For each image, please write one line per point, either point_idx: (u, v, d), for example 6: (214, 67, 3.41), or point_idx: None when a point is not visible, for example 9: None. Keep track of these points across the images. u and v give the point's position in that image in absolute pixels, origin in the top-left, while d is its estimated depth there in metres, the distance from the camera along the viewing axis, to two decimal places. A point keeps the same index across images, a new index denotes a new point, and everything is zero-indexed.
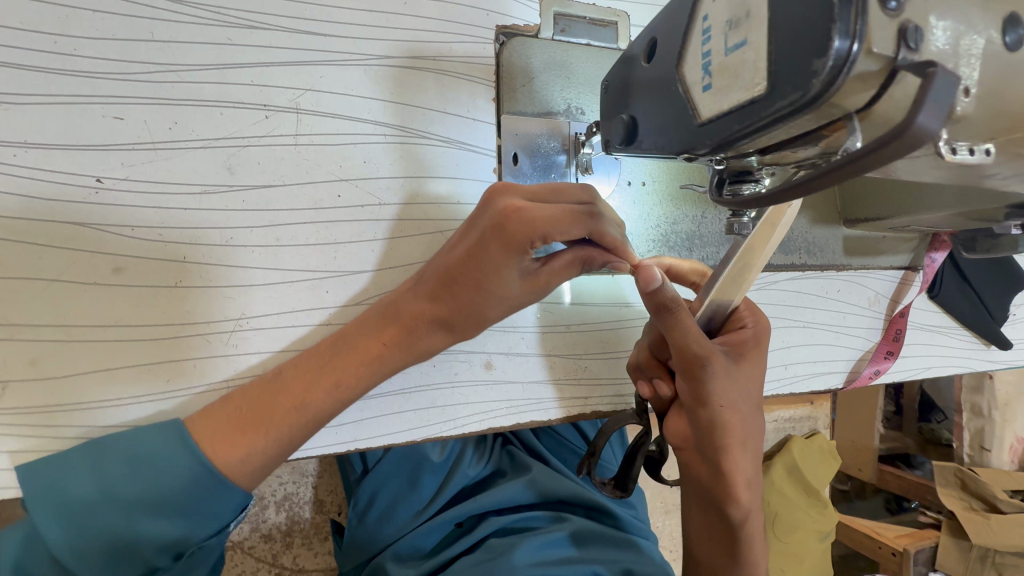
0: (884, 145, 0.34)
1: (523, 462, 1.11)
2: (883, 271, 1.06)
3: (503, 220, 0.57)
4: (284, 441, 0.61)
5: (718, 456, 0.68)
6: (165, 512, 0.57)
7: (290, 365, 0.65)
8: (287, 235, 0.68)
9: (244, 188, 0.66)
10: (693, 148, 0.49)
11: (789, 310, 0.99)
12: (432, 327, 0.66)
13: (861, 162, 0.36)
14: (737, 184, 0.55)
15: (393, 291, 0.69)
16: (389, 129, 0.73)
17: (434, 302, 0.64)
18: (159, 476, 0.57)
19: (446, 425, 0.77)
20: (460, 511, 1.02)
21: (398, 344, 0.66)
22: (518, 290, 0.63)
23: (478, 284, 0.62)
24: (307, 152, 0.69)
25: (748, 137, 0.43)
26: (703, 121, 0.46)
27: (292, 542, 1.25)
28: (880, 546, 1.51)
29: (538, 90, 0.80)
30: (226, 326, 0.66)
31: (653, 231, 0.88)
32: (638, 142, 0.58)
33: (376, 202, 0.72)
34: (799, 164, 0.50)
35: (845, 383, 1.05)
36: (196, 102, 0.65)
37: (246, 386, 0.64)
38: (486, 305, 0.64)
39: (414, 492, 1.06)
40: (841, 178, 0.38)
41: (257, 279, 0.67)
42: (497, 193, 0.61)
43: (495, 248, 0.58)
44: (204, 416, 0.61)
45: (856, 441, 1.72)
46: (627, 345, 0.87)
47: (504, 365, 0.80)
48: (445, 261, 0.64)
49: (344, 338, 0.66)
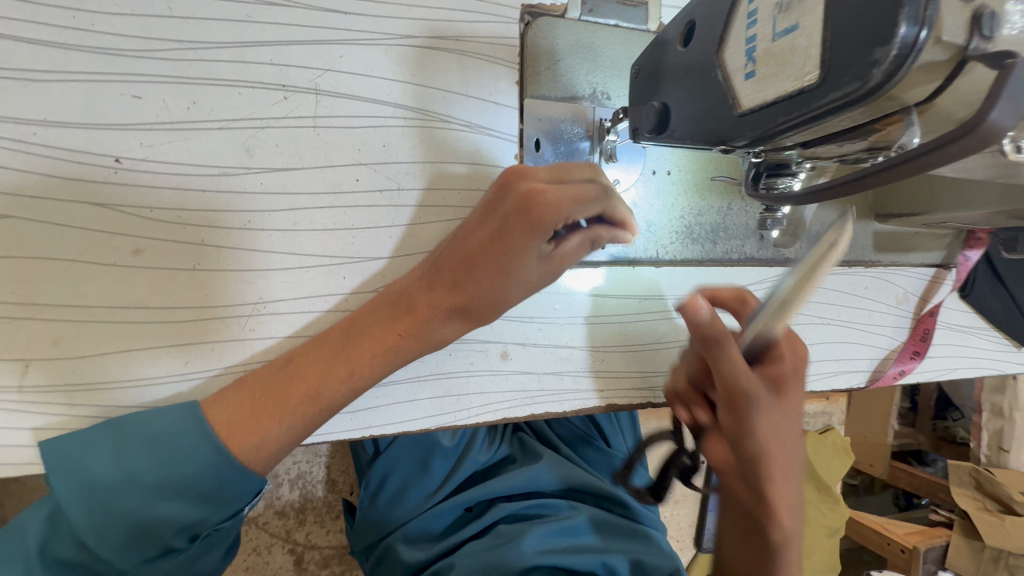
0: (948, 144, 0.33)
1: (536, 450, 1.12)
2: (914, 268, 1.02)
3: (529, 205, 0.55)
4: (298, 428, 0.61)
5: (763, 493, 0.61)
6: (183, 495, 0.57)
7: (301, 352, 0.64)
8: (305, 219, 0.67)
9: (262, 171, 0.65)
10: (731, 139, 0.47)
11: (813, 307, 0.96)
12: (450, 315, 0.65)
13: (923, 159, 0.35)
14: (774, 179, 0.54)
15: (400, 279, 0.68)
16: (408, 112, 0.71)
17: (455, 289, 0.63)
18: (180, 459, 0.57)
19: (460, 413, 0.77)
20: (470, 496, 1.03)
21: (413, 332, 0.65)
22: (537, 273, 0.63)
23: (500, 268, 0.61)
24: (325, 135, 0.67)
25: (796, 129, 0.41)
26: (744, 112, 0.44)
27: (304, 520, 1.28)
28: (890, 542, 1.49)
29: (562, 73, 0.77)
30: (243, 311, 0.66)
31: (676, 223, 0.85)
32: (670, 131, 0.55)
33: (395, 187, 0.71)
34: (841, 159, 0.48)
35: (867, 382, 1.02)
36: (215, 81, 0.63)
37: (258, 372, 0.64)
38: (506, 289, 0.63)
39: (424, 474, 1.06)
40: (902, 174, 0.38)
41: (274, 263, 0.67)
42: (514, 175, 0.58)
43: (520, 230, 0.57)
44: (219, 401, 0.61)
45: (870, 436, 1.69)
46: (646, 339, 0.85)
47: (520, 355, 0.79)
48: (463, 248, 0.62)
49: (358, 326, 0.65)
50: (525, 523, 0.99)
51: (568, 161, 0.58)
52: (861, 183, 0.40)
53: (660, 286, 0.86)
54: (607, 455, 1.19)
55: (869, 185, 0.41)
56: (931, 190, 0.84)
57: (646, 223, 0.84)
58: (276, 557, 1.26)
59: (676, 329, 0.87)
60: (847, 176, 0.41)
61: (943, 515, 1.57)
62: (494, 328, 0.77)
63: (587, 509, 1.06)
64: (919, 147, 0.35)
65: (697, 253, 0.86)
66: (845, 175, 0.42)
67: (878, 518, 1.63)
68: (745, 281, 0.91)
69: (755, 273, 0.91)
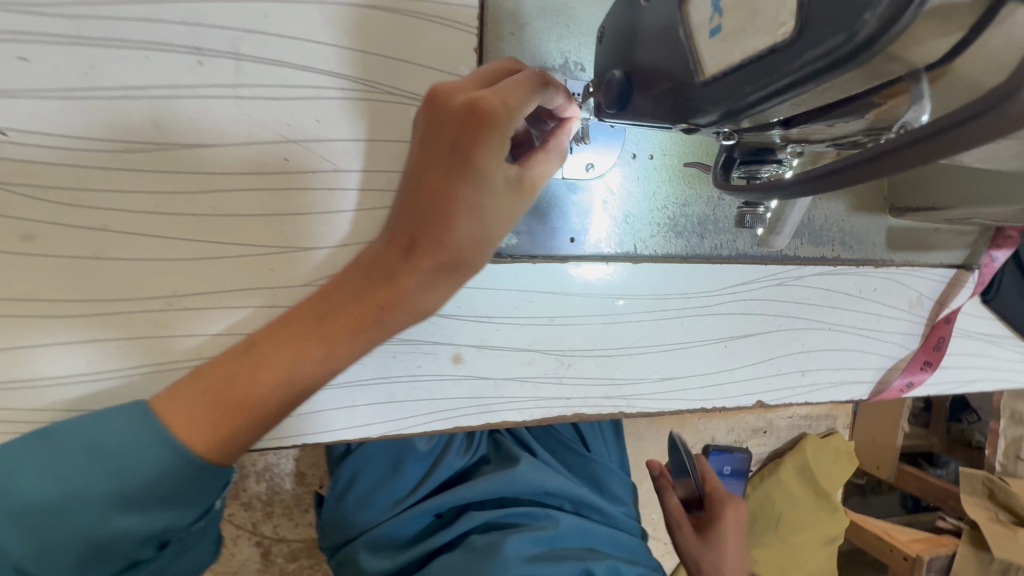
0: (993, 109, 0.26)
1: (512, 456, 1.04)
2: (933, 269, 0.92)
3: (474, 113, 0.49)
4: (271, 420, 0.54)
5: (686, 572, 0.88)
6: (142, 504, 0.51)
7: (267, 334, 0.56)
8: (226, 204, 0.60)
9: (176, 146, 0.57)
10: (694, 116, 0.38)
11: (813, 310, 0.86)
12: (434, 278, 0.54)
13: (954, 134, 0.28)
14: (754, 166, 0.44)
15: (364, 255, 0.58)
16: (346, 81, 0.61)
17: (434, 247, 0.52)
18: (131, 466, 0.51)
19: (406, 421, 0.70)
20: (441, 501, 0.96)
21: (387, 301, 0.55)
22: (511, 201, 0.53)
23: (477, 204, 0.51)
24: (248, 107, 0.59)
25: (768, 100, 0.32)
26: (707, 80, 0.35)
27: (272, 512, 1.23)
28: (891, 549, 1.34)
29: (529, 40, 0.68)
30: (155, 305, 0.59)
31: (657, 214, 0.77)
32: (632, 105, 0.46)
33: (331, 168, 0.62)
34: (834, 144, 0.39)
35: (870, 395, 0.93)
36: (116, 42, 0.55)
37: (214, 363, 0.56)
38: (482, 230, 0.52)
39: (394, 479, 1.00)
40: (922, 159, 0.30)
41: (193, 252, 0.59)
42: (440, 95, 0.52)
43: (478, 144, 0.49)
44: (171, 397, 0.54)
45: (877, 440, 1.53)
46: (620, 342, 0.77)
47: (475, 358, 0.71)
48: (426, 200, 0.52)
49: (326, 305, 0.56)
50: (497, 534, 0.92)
51: (487, 73, 0.56)
52: (872, 170, 0.32)
53: (637, 286, 0.77)
54: (584, 459, 1.13)
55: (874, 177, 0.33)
56: (956, 183, 0.73)
57: (623, 214, 0.75)
58: (244, 549, 1.23)
59: (655, 332, 0.78)
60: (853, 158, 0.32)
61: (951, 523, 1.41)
62: (446, 329, 0.70)
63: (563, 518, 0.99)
64: (952, 114, 0.28)
65: (681, 248, 0.78)
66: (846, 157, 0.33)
67: (880, 523, 1.49)
68: (736, 280, 0.81)
69: (748, 272, 0.82)
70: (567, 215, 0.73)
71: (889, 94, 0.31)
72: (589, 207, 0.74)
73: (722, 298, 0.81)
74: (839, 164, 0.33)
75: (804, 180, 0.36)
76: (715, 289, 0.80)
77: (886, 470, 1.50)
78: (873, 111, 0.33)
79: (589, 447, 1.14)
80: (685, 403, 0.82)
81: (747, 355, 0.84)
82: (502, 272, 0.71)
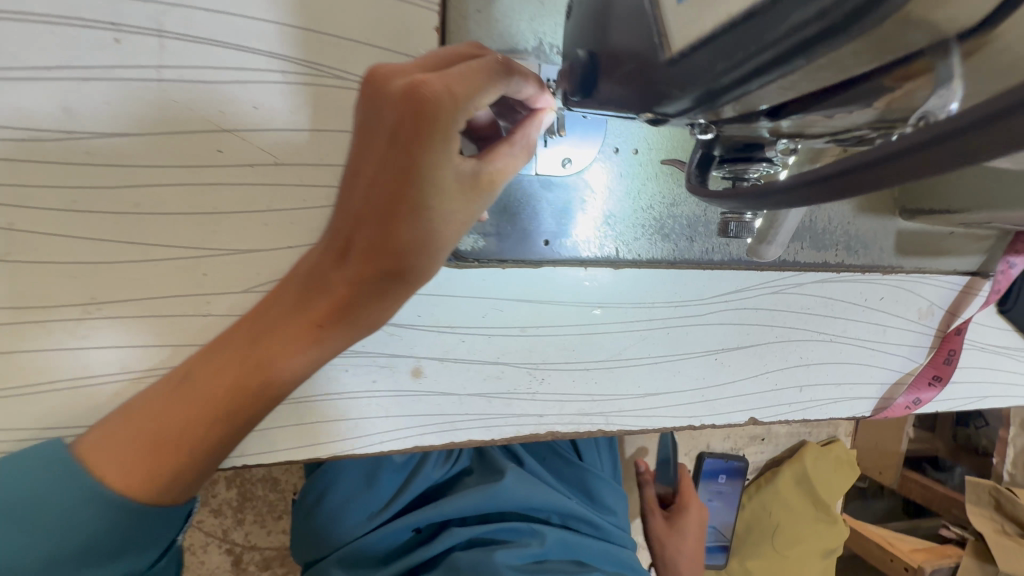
0: (1021, 111, 0.20)
1: (499, 466, 0.91)
2: (945, 276, 0.84)
3: (412, 107, 0.41)
4: (211, 454, 0.50)
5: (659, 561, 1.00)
6: (90, 561, 0.48)
7: (200, 365, 0.51)
8: (149, 201, 0.53)
9: (97, 134, 0.51)
10: (661, 104, 0.32)
11: (813, 320, 0.79)
12: (377, 288, 0.48)
13: (972, 137, 0.22)
14: (740, 165, 0.37)
15: (304, 261, 0.52)
16: (288, 63, 0.55)
17: (374, 255, 0.46)
18: (71, 524, 0.47)
19: (359, 441, 0.64)
20: (419, 517, 0.84)
21: (330, 320, 0.49)
22: (464, 201, 0.45)
23: (420, 208, 0.44)
24: (173, 92, 0.52)
25: (761, 67, 0.25)
26: (672, 58, 0.28)
27: (243, 519, 1.16)
28: (891, 559, 1.22)
29: (499, 18, 0.61)
30: (73, 313, 0.53)
31: (642, 214, 0.70)
32: (597, 91, 0.39)
33: (271, 162, 0.56)
34: (832, 140, 0.32)
35: (872, 412, 0.86)
36: (17, 16, 0.48)
37: (147, 395, 0.52)
38: (430, 235, 0.45)
39: (366, 493, 0.87)
40: (930, 164, 0.24)
41: (115, 254, 0.53)
42: (378, 83, 0.44)
43: (416, 144, 0.42)
44: (100, 444, 0.50)
45: (881, 444, 1.39)
46: (598, 355, 0.71)
47: (436, 372, 0.65)
48: (362, 203, 0.45)
49: (267, 325, 0.51)
50: (482, 550, 0.81)
51: (440, 57, 0.47)
52: (867, 177, 0.26)
53: (618, 293, 0.70)
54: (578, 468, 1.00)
55: (873, 185, 0.26)
56: (973, 185, 0.65)
57: (604, 215, 0.69)
58: (214, 556, 1.16)
59: (637, 344, 0.72)
60: (844, 162, 0.26)
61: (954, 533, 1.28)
62: (404, 339, 0.64)
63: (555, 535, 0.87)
64: (967, 112, 0.21)
65: (668, 252, 0.71)
66: (836, 160, 0.26)
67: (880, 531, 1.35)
68: (727, 287, 0.74)
69: (742, 279, 0.75)
70: (542, 214, 0.66)
71: (900, 77, 0.25)
72: (566, 207, 0.67)
73: (713, 307, 0.74)
74: (827, 166, 0.27)
75: (795, 184, 0.29)
76: (705, 297, 0.73)
77: (889, 476, 1.38)
78: (880, 98, 0.26)
79: (581, 455, 1.01)
80: (670, 420, 0.76)
81: (739, 368, 0.77)
82: (467, 277, 0.64)
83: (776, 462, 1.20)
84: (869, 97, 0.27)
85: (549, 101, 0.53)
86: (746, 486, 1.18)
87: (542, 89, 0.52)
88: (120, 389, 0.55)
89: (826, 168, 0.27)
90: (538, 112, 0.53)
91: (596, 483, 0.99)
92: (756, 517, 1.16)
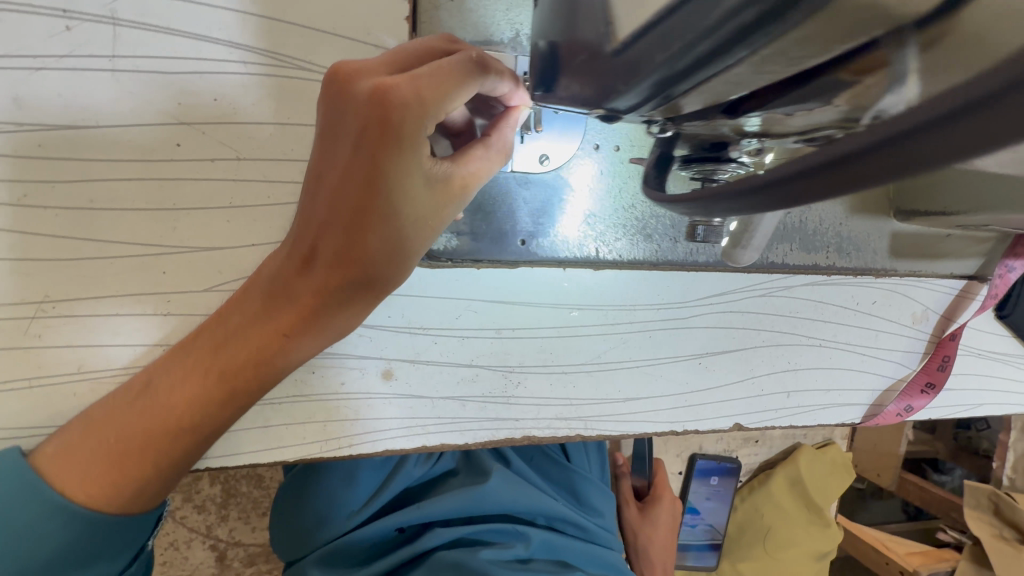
0: (986, 108, 0.18)
1: (485, 464, 0.81)
2: (940, 280, 0.82)
3: (380, 114, 0.39)
4: (179, 463, 0.49)
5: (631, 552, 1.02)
6: (56, 571, 0.46)
7: (163, 372, 0.49)
8: (105, 195, 0.52)
9: (33, 128, 0.50)
10: (613, 98, 0.33)
11: (803, 324, 0.77)
12: (344, 296, 0.47)
13: (933, 136, 0.20)
14: (708, 164, 0.36)
15: (268, 265, 0.50)
16: (248, 54, 0.54)
17: (342, 263, 0.44)
18: (32, 536, 0.45)
19: (326, 445, 0.62)
20: (401, 517, 0.74)
21: (298, 327, 0.48)
22: (435, 207, 0.44)
23: (389, 217, 0.42)
24: (128, 82, 0.52)
25: (700, 56, 0.24)
26: (618, 47, 0.28)
27: (227, 515, 0.96)
28: (887, 563, 1.17)
29: (472, 8, 0.60)
30: (26, 312, 0.51)
31: (622, 213, 0.68)
32: (557, 85, 0.39)
33: (232, 157, 0.55)
34: (801, 141, 0.30)
35: (864, 419, 0.83)
36: None
37: (105, 403, 0.50)
38: (400, 242, 0.44)
39: (344, 490, 0.76)
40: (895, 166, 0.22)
41: (67, 252, 0.52)
42: (344, 84, 0.41)
43: (385, 152, 0.40)
44: (60, 455, 0.48)
45: (879, 446, 1.32)
46: (577, 356, 0.68)
47: (408, 374, 0.63)
48: (328, 208, 0.43)
49: (231, 332, 0.49)
50: (468, 550, 0.72)
51: (410, 54, 0.45)
52: (829, 182, 0.24)
53: (596, 295, 0.68)
54: (566, 470, 0.89)
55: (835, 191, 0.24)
56: (954, 188, 0.64)
57: (585, 214, 0.67)
58: (197, 553, 0.96)
59: (617, 348, 0.69)
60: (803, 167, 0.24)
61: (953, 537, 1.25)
62: (374, 341, 0.62)
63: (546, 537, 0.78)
64: (926, 109, 0.20)
65: (649, 253, 0.70)
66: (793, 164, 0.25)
67: (877, 532, 1.29)
68: (711, 290, 0.72)
69: (728, 281, 0.72)
70: (519, 213, 0.65)
71: (861, 70, 0.22)
72: (544, 206, 0.66)
73: (698, 311, 0.72)
74: (783, 172, 0.25)
75: (753, 190, 0.27)
76: (689, 299, 0.71)
77: (888, 478, 1.32)
78: (842, 93, 0.24)
79: (570, 456, 0.91)
80: (651, 425, 0.73)
81: (727, 373, 0.75)
82: (440, 278, 0.62)
83: (769, 462, 1.14)
84: (831, 92, 0.24)
85: (524, 98, 0.50)
86: (739, 487, 1.11)
87: (518, 86, 0.49)
88: (78, 391, 0.53)
89: (782, 174, 0.25)
90: (515, 110, 0.51)
91: (592, 481, 0.89)
92: (749, 518, 1.09)
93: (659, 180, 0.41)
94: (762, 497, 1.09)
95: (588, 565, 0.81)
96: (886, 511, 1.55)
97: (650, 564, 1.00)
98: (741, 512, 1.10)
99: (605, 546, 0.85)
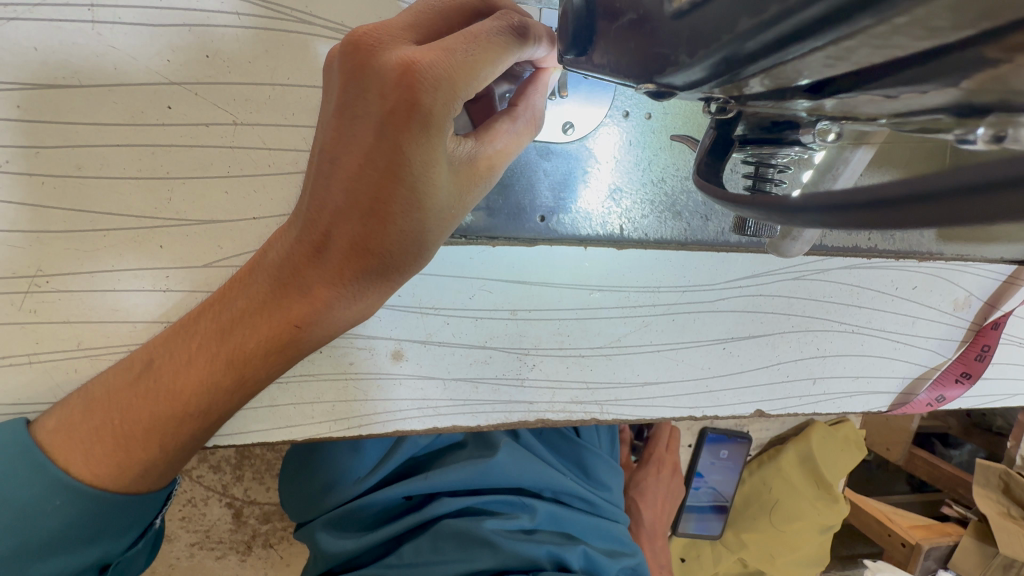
0: None
1: (494, 438, 0.79)
2: (987, 265, 0.76)
3: (406, 93, 0.35)
4: (184, 448, 0.48)
5: (632, 502, 1.01)
6: (60, 550, 0.45)
7: (168, 355, 0.47)
8: (91, 161, 0.49)
9: (10, 86, 0.46)
10: (666, 71, 0.28)
11: (837, 309, 0.72)
12: (359, 286, 0.43)
13: None
14: (768, 147, 0.33)
15: (274, 245, 0.46)
16: (245, 4, 0.49)
17: (359, 254, 0.41)
18: (31, 515, 0.44)
19: (336, 424, 0.60)
20: (408, 486, 0.73)
21: (304, 316, 0.44)
22: (455, 196, 0.40)
23: (410, 209, 0.38)
24: (108, 33, 0.47)
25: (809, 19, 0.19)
26: (680, 9, 0.25)
27: (242, 475, 0.97)
28: (889, 533, 1.14)
29: None
30: (20, 286, 0.49)
31: (650, 186, 0.63)
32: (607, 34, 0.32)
33: (229, 122, 0.50)
34: (888, 126, 0.25)
35: (891, 407, 0.79)
36: None
37: (108, 381, 0.48)
38: (419, 236, 0.40)
39: (351, 457, 0.76)
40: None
41: (57, 224, 0.49)
42: (365, 49, 0.36)
43: (408, 135, 0.35)
44: (62, 432, 0.47)
45: (892, 419, 1.24)
46: (595, 339, 0.65)
47: (418, 355, 0.61)
48: (343, 194, 0.39)
49: (236, 317, 0.46)
50: (473, 518, 0.71)
51: (437, 13, 0.40)
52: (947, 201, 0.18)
53: (617, 275, 0.64)
54: (574, 445, 0.87)
55: (956, 214, 0.19)
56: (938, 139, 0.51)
57: (610, 187, 0.62)
58: (215, 510, 0.97)
59: (638, 330, 0.66)
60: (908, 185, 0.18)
61: (957, 511, 1.20)
62: (382, 320, 0.59)
63: (551, 511, 0.76)
64: None
65: (679, 233, 0.64)
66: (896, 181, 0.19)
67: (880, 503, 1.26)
68: (742, 272, 0.67)
69: (760, 262, 0.68)
70: (539, 186, 0.60)
71: (1013, 47, 0.17)
72: (566, 178, 0.61)
73: (725, 294, 0.68)
74: (881, 183, 0.20)
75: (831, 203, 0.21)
76: (716, 282, 0.67)
77: (898, 453, 1.25)
78: (975, 74, 0.18)
79: (581, 432, 0.89)
80: (670, 409, 0.69)
81: (751, 359, 0.71)
82: (454, 255, 0.59)
83: (781, 438, 1.11)
84: (959, 73, 0.19)
85: (558, 61, 0.45)
86: (748, 461, 1.10)
87: (555, 49, 0.43)
88: (78, 367, 0.51)
89: (884, 188, 0.20)
90: (547, 73, 0.46)
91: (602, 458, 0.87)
92: (757, 492, 1.08)
93: (712, 169, 0.35)
94: (773, 470, 1.07)
95: (597, 539, 0.80)
96: (892, 481, 1.49)
97: (655, 522, 1.01)
98: (750, 485, 1.09)
99: (610, 519, 0.85)
